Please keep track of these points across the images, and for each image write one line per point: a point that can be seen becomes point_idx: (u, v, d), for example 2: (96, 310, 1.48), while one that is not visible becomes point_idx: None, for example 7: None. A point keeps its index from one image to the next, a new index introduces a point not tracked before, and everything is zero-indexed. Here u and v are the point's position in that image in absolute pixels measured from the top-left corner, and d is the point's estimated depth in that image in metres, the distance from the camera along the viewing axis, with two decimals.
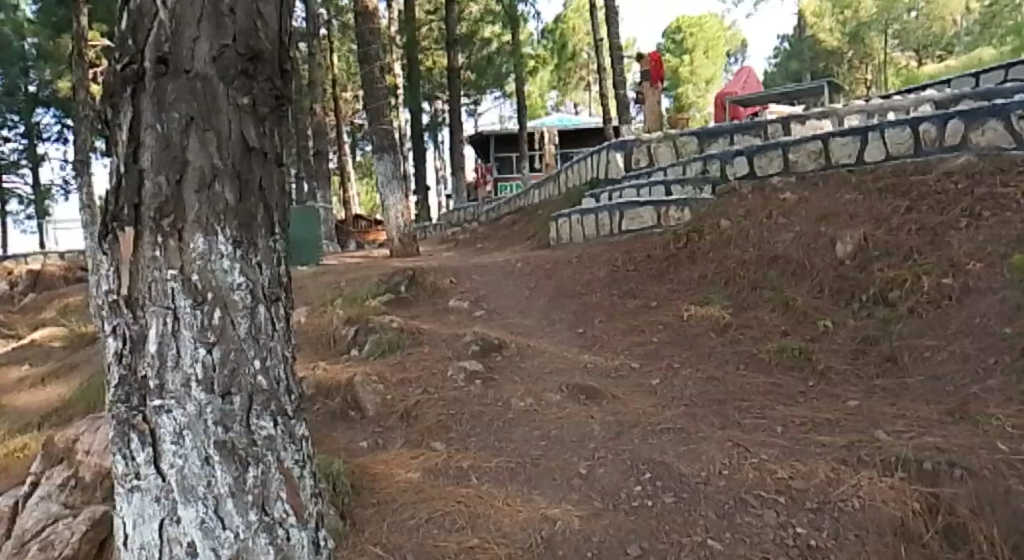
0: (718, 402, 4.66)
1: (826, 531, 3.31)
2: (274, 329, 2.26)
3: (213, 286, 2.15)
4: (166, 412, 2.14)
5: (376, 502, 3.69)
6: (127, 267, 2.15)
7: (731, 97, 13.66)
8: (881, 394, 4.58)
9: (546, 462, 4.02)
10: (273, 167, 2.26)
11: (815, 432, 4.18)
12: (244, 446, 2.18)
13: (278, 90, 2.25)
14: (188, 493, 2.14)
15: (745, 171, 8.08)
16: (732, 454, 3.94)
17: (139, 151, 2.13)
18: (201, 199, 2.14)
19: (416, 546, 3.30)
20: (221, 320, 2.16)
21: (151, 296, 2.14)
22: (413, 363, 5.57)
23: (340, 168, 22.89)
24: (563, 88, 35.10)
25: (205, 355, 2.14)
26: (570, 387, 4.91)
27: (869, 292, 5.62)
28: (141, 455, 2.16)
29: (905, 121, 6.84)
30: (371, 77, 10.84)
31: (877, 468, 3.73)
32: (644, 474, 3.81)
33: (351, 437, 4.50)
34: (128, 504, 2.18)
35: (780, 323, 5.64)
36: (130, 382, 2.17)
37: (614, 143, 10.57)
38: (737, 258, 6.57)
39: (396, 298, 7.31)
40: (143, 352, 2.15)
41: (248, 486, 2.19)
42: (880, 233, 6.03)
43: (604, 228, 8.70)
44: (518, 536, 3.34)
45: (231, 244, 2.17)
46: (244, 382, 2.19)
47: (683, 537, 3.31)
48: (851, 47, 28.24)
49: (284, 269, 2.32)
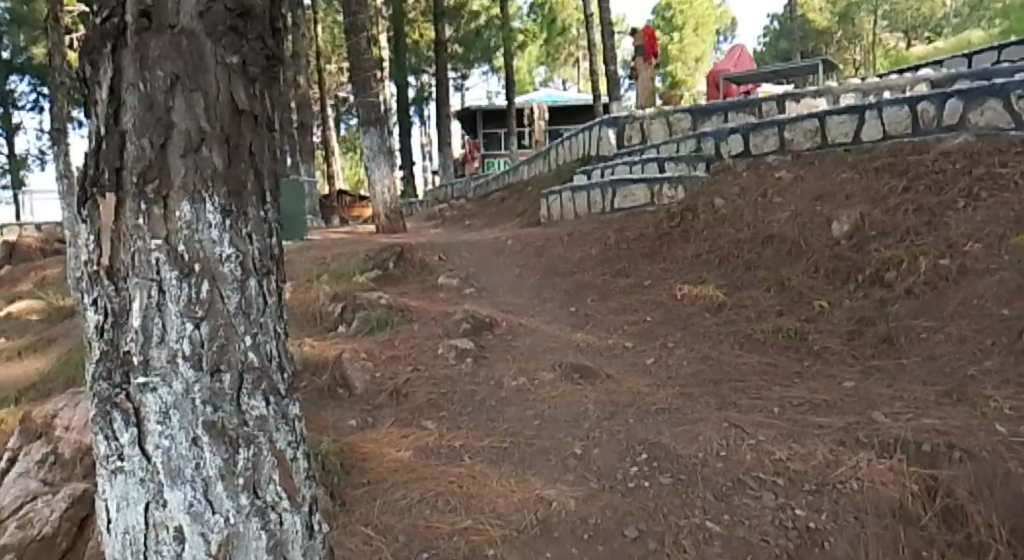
0: (713, 382, 4.60)
1: (825, 514, 3.26)
2: (266, 304, 2.02)
3: (201, 257, 1.91)
4: (151, 390, 1.91)
5: (367, 481, 3.60)
6: (109, 236, 1.92)
7: (724, 75, 13.47)
8: (878, 375, 4.54)
9: (540, 442, 3.94)
10: (264, 132, 2.02)
11: (812, 413, 4.13)
12: (234, 427, 1.94)
13: (269, 49, 2.01)
14: (175, 476, 1.91)
15: (740, 149, 7.98)
16: (729, 435, 3.87)
17: (121, 112, 1.90)
18: (188, 164, 1.91)
19: (408, 528, 3.22)
20: (209, 293, 1.92)
21: (135, 266, 1.90)
22: (403, 340, 5.47)
23: (325, 143, 22.63)
24: (552, 64, 34.72)
25: (192, 331, 1.91)
26: (563, 366, 4.83)
27: (865, 272, 5.56)
28: (125, 436, 1.93)
29: (903, 100, 6.79)
30: (358, 48, 10.60)
31: (876, 449, 3.68)
32: (640, 455, 3.74)
33: (340, 415, 4.40)
34: (111, 487, 1.95)
35: (775, 303, 5.59)
36: (112, 358, 1.94)
37: (606, 120, 10.45)
38: (731, 237, 6.50)
39: (385, 275, 7.18)
40: (126, 327, 1.92)
41: (238, 469, 1.95)
42: (877, 213, 5.97)
43: (596, 206, 8.60)
44: (513, 517, 3.26)
45: (219, 213, 1.93)
46: (233, 358, 1.95)
47: (680, 519, 3.25)
48: (840, 28, 27.76)
49: (276, 241, 2.07)
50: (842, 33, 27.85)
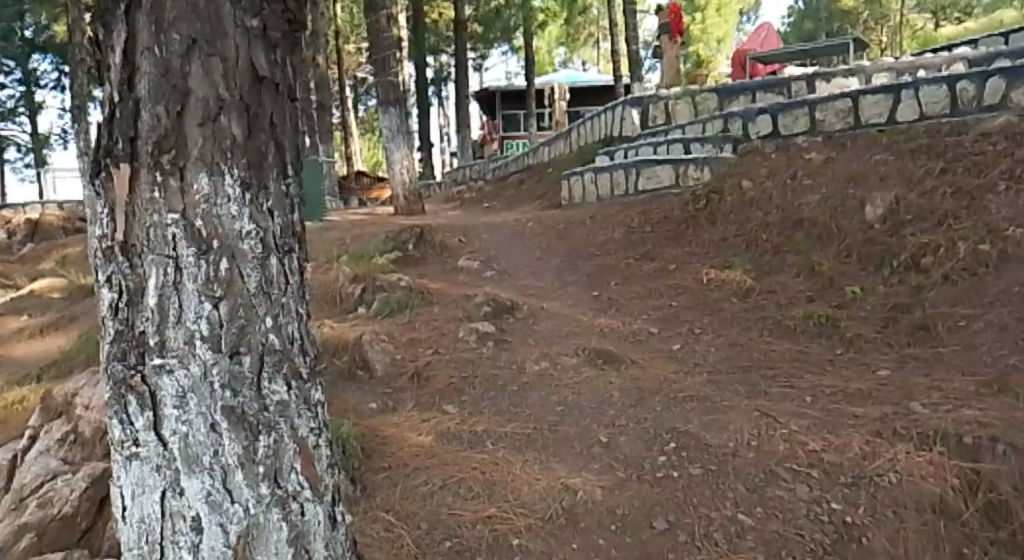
0: (743, 369, 4.47)
1: (863, 508, 3.13)
2: (287, 284, 1.91)
3: (220, 233, 1.81)
4: (167, 373, 1.80)
5: (388, 466, 3.51)
6: (122, 209, 1.80)
7: (751, 55, 13.20)
8: (914, 364, 4.39)
9: (565, 429, 3.84)
10: (285, 101, 1.91)
11: (846, 403, 4.00)
12: (254, 413, 1.85)
13: (291, 13, 1.90)
14: (192, 463, 1.82)
15: (769, 129, 7.80)
16: (760, 424, 3.76)
17: (135, 77, 1.78)
18: (205, 134, 1.79)
19: (430, 515, 3.13)
20: (228, 271, 1.82)
21: (151, 242, 1.79)
22: (424, 323, 5.38)
23: (343, 122, 22.54)
24: (573, 45, 34.33)
25: (210, 310, 1.80)
26: (587, 351, 4.72)
27: (899, 257, 5.39)
28: (140, 421, 1.83)
29: (941, 79, 6.60)
30: (378, 26, 10.46)
31: (914, 441, 3.54)
32: (669, 445, 3.62)
33: (361, 397, 4.31)
34: (125, 473, 1.85)
35: (805, 289, 5.44)
36: (126, 338, 1.83)
37: (629, 100, 10.28)
38: (760, 220, 6.35)
39: (404, 256, 7.07)
40: (141, 306, 1.81)
41: (258, 457, 1.85)
42: (913, 196, 5.79)
43: (618, 188, 8.44)
44: (538, 506, 3.16)
45: (239, 186, 1.82)
46: (254, 341, 1.84)
47: (712, 511, 3.13)
48: (867, 8, 26.94)
49: (298, 218, 1.97)
50: (869, 13, 27.04)
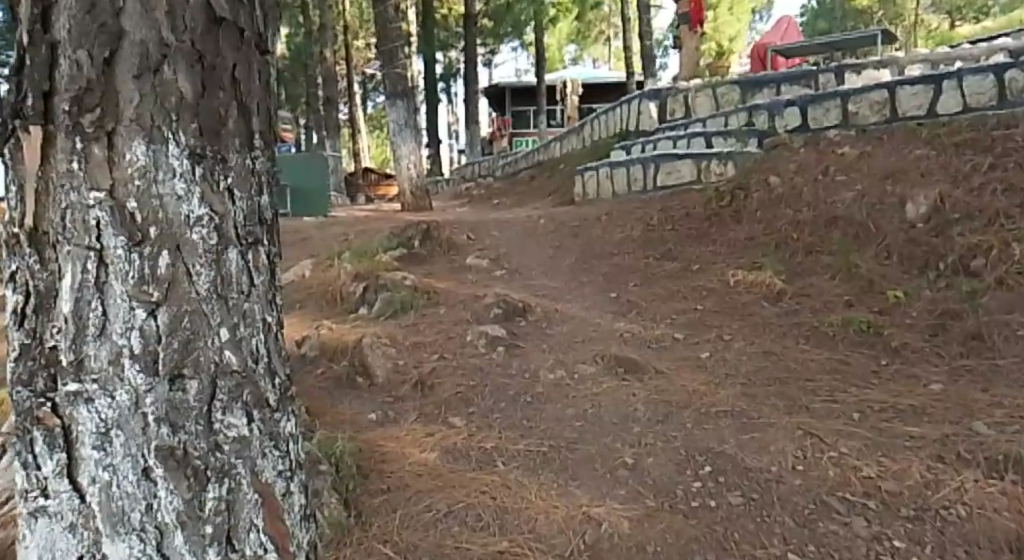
0: (780, 381, 4.04)
1: (929, 546, 2.70)
2: (249, 286, 1.61)
3: (159, 218, 1.49)
4: (86, 402, 1.50)
5: (387, 488, 3.10)
6: (35, 185, 1.48)
7: (774, 47, 12.77)
8: (969, 378, 3.97)
9: (584, 448, 3.42)
10: (252, 52, 1.60)
11: (900, 421, 3.58)
12: (201, 454, 1.54)
13: None
14: (117, 523, 1.51)
15: (797, 123, 7.41)
16: (805, 445, 3.34)
17: (51, 13, 1.44)
18: (143, 88, 1.46)
19: (433, 548, 2.71)
20: (170, 269, 1.50)
21: (69, 231, 1.47)
22: (429, 325, 4.97)
23: (351, 118, 22.09)
24: (584, 41, 33.81)
25: (144, 322, 1.49)
26: (606, 358, 4.31)
27: (946, 260, 4.98)
28: (48, 465, 1.50)
29: (988, 68, 6.28)
30: (387, 15, 10.02)
31: (981, 467, 3.14)
32: (704, 468, 3.20)
33: (358, 408, 3.89)
34: (32, 532, 1.53)
35: (843, 292, 5.02)
36: (34, 355, 1.50)
37: (647, 93, 9.86)
38: (789, 218, 5.93)
39: (410, 254, 6.66)
40: (54, 315, 1.49)
41: (207, 511, 1.54)
42: (958, 193, 5.40)
43: (635, 183, 8.03)
44: (557, 541, 2.74)
45: (186, 157, 1.50)
46: (202, 359, 1.53)
47: (757, 549, 2.69)
48: (882, 6, 26.25)
49: (267, 201, 1.66)
50: (884, 12, 26.36)
